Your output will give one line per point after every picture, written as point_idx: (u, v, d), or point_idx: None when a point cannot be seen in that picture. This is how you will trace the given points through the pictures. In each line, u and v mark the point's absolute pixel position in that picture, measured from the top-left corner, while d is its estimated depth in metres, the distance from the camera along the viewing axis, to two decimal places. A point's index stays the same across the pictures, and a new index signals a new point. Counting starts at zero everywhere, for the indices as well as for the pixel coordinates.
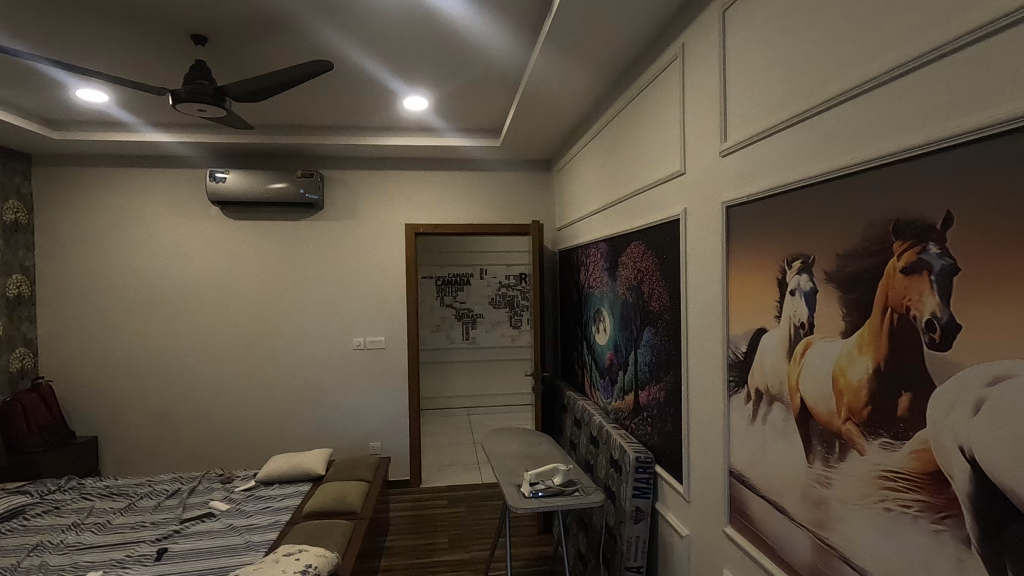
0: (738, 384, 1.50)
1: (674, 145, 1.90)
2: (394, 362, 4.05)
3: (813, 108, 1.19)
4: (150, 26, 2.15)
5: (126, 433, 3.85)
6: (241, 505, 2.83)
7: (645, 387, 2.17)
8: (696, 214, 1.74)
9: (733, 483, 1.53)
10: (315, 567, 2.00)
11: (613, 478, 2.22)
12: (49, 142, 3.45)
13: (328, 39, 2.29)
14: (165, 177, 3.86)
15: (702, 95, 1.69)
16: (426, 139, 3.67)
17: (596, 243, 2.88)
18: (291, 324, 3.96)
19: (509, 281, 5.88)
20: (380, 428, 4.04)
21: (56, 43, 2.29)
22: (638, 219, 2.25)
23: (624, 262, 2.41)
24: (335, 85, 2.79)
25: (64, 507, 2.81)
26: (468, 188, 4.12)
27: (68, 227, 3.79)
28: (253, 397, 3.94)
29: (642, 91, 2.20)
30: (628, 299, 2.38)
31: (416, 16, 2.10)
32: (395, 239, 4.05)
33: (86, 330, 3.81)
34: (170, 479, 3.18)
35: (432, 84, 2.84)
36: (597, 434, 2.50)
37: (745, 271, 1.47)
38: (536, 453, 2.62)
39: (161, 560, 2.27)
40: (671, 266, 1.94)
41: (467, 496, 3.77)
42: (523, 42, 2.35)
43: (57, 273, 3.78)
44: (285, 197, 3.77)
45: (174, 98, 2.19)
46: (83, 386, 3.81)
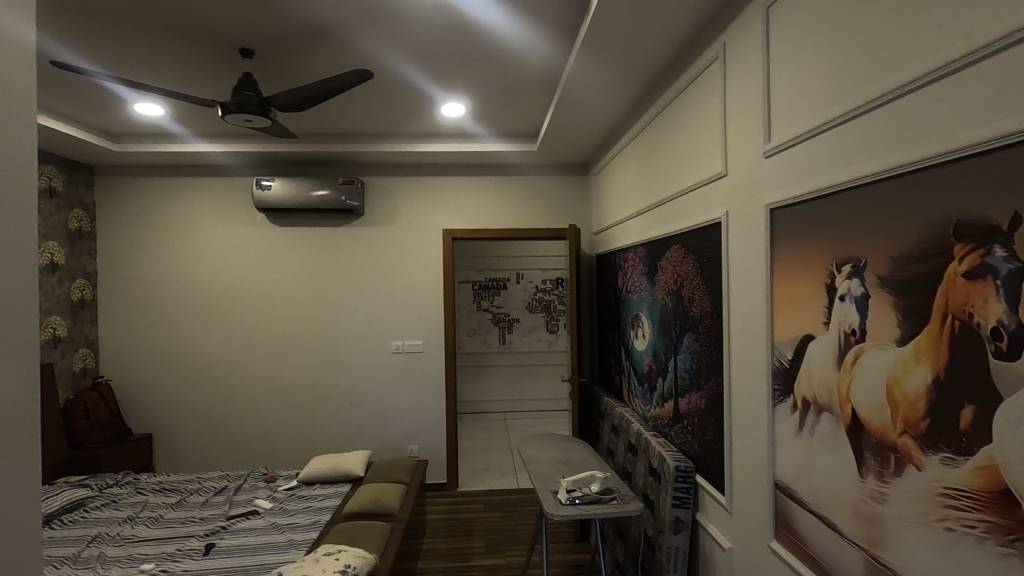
0: (784, 393, 1.44)
1: (715, 148, 1.85)
2: (431, 366, 4.09)
3: (859, 107, 1.14)
4: (201, 41, 2.25)
5: (176, 431, 4.02)
6: (285, 504, 2.90)
7: (685, 394, 2.12)
8: (739, 216, 1.69)
9: (778, 496, 1.47)
10: (354, 567, 2.03)
11: (651, 487, 2.17)
12: (110, 154, 3.65)
13: (369, 48, 2.34)
14: (214, 185, 4.02)
15: (743, 95, 1.65)
16: (463, 145, 3.70)
17: (634, 248, 2.84)
18: (332, 327, 4.06)
19: (546, 286, 5.87)
20: (417, 430, 4.08)
21: (116, 60, 2.42)
22: (678, 223, 2.21)
23: (663, 267, 2.37)
24: (375, 93, 2.84)
25: (121, 501, 2.95)
26: (504, 193, 4.13)
27: (127, 234, 3.99)
28: (295, 398, 4.05)
29: (680, 93, 2.16)
30: (667, 304, 2.33)
31: (452, 23, 2.13)
32: (432, 244, 4.10)
33: (142, 333, 4.00)
34: (218, 477, 3.29)
35: (468, 90, 2.86)
36: (636, 441, 2.46)
37: (790, 276, 1.42)
38: (573, 460, 2.59)
39: (209, 555, 2.36)
40: (712, 271, 1.89)
41: (504, 501, 3.77)
42: (559, 46, 2.35)
43: (116, 278, 3.99)
44: (327, 204, 3.87)
45: (223, 108, 2.28)
46: (138, 385, 4.00)
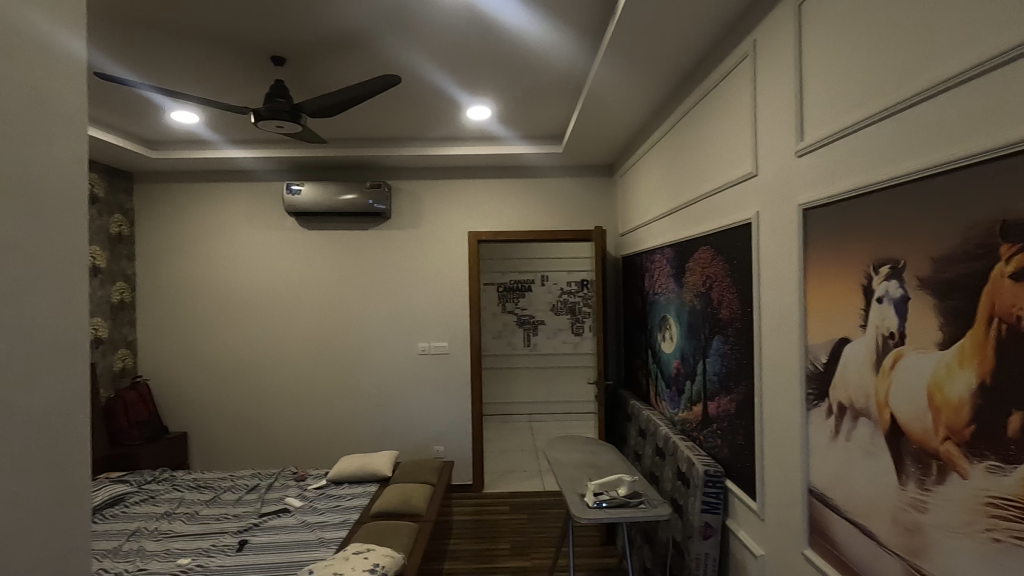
0: (818, 398, 1.41)
1: (745, 148, 1.82)
2: (457, 368, 4.11)
3: (897, 104, 1.11)
4: (235, 50, 2.31)
5: (209, 429, 4.12)
6: (314, 502, 2.95)
7: (714, 398, 2.08)
8: (770, 217, 1.66)
9: (813, 502, 1.44)
10: (382, 566, 2.05)
11: (680, 491, 2.14)
12: (148, 161, 3.77)
13: (397, 54, 2.38)
14: (246, 190, 4.13)
15: (774, 94, 1.63)
16: (488, 147, 3.72)
17: (661, 249, 2.82)
18: (359, 329, 4.12)
19: (571, 288, 5.85)
20: (443, 431, 4.11)
21: (154, 70, 2.51)
22: (706, 223, 2.18)
23: (691, 269, 2.34)
24: (402, 98, 2.88)
25: (158, 497, 3.04)
26: (529, 195, 4.13)
27: (163, 239, 4.12)
28: (324, 398, 4.12)
29: (709, 92, 2.13)
30: (695, 306, 2.30)
31: (479, 28, 2.14)
32: (458, 246, 4.13)
33: (178, 334, 4.12)
34: (250, 475, 3.37)
35: (494, 93, 2.88)
36: (663, 445, 2.43)
37: (824, 278, 1.38)
38: (599, 463, 2.57)
39: (242, 551, 2.41)
40: (742, 272, 1.86)
41: (530, 504, 3.76)
42: (585, 48, 2.35)
43: (153, 280, 4.13)
44: (355, 207, 3.92)
45: (255, 115, 2.33)
46: (174, 385, 4.12)
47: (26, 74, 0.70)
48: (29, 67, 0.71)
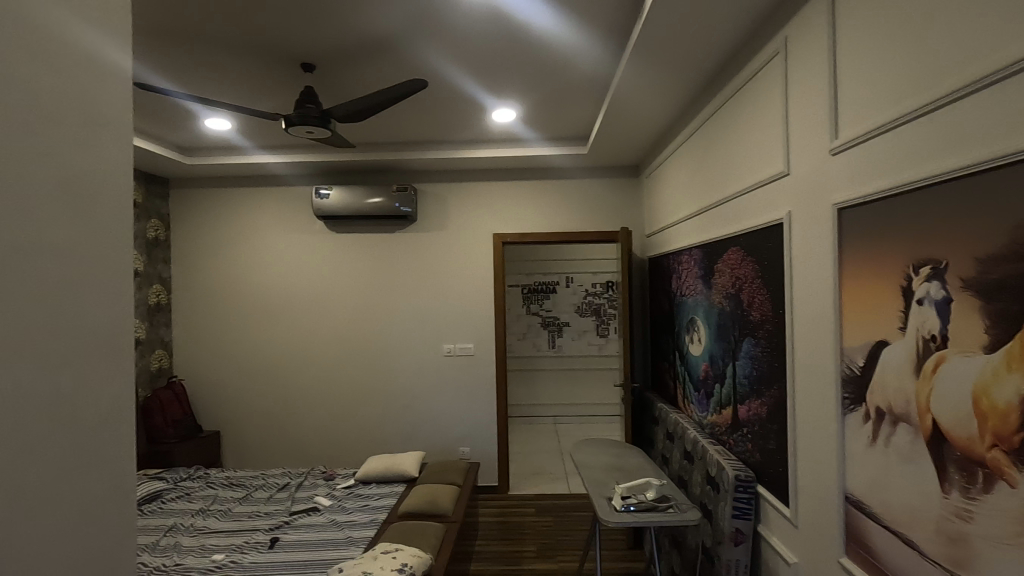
0: (854, 402, 1.37)
1: (777, 146, 1.78)
2: (481, 370, 4.12)
3: (937, 99, 1.08)
4: (267, 58, 2.37)
5: (241, 428, 4.22)
6: (343, 501, 3.00)
7: (745, 401, 2.05)
8: (802, 217, 1.63)
9: (849, 510, 1.40)
10: (410, 566, 2.07)
11: (709, 496, 2.11)
12: (183, 167, 3.89)
13: (424, 59, 2.40)
14: (275, 195, 4.21)
15: (807, 92, 1.59)
16: (513, 150, 3.73)
17: (688, 250, 2.78)
18: (386, 331, 4.16)
19: (596, 289, 5.80)
20: (469, 433, 4.12)
21: (189, 79, 2.59)
22: (735, 224, 2.14)
23: (720, 269, 2.30)
24: (428, 102, 2.91)
25: (193, 494, 3.13)
26: (554, 196, 4.13)
27: (197, 242, 4.24)
28: (351, 398, 4.18)
29: (738, 91, 2.10)
30: (725, 308, 2.27)
31: (504, 30, 2.15)
32: (483, 248, 4.14)
33: (211, 335, 4.24)
34: (280, 474, 3.44)
35: (519, 95, 2.88)
36: (692, 449, 2.40)
37: (860, 279, 1.35)
38: (627, 466, 2.55)
39: (274, 548, 2.46)
40: (773, 273, 1.82)
41: (556, 506, 3.75)
42: (611, 49, 2.34)
43: (187, 283, 4.25)
44: (381, 210, 3.97)
45: (286, 121, 2.38)
46: (207, 385, 4.23)
47: (76, 86, 0.73)
48: (80, 79, 0.74)
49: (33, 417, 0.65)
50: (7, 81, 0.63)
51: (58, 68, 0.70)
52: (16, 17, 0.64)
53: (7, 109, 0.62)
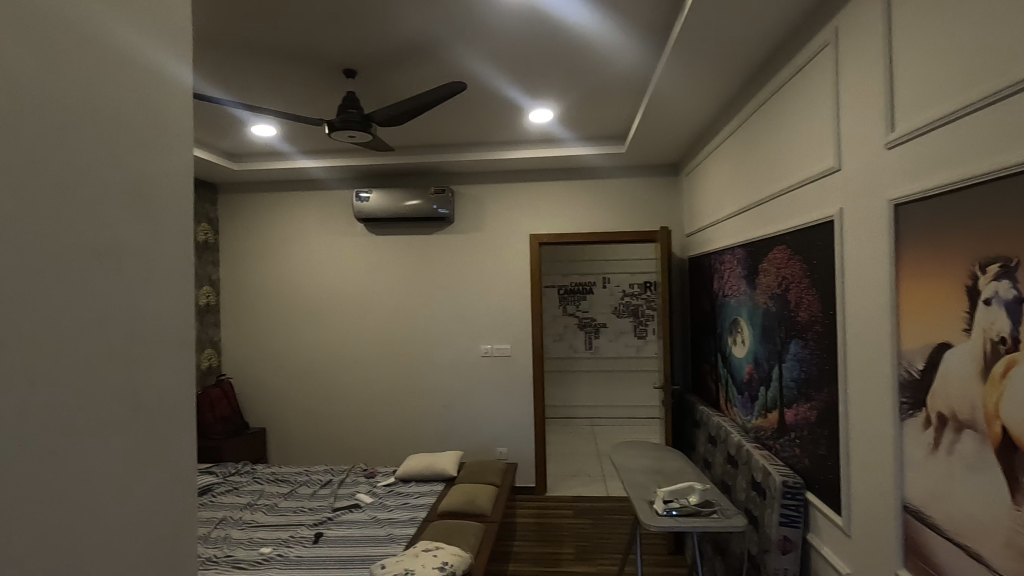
0: (913, 407, 1.31)
1: (827, 140, 1.72)
2: (519, 370, 4.13)
3: (1005, 88, 1.02)
4: (312, 66, 2.43)
5: (285, 426, 4.34)
6: (384, 499, 3.05)
7: (792, 405, 1.98)
8: (854, 214, 1.57)
9: (908, 520, 1.34)
10: (451, 565, 2.09)
11: (755, 502, 2.05)
12: (231, 173, 4.04)
13: (463, 61, 2.43)
14: (318, 199, 4.33)
15: (860, 84, 1.53)
16: (550, 150, 3.72)
17: (731, 250, 2.72)
18: (424, 331, 4.22)
19: (633, 290, 5.73)
20: (506, 434, 4.13)
21: (238, 88, 2.68)
22: (781, 222, 2.08)
23: (765, 269, 2.24)
24: (466, 104, 2.93)
25: (241, 488, 3.24)
26: (591, 196, 4.09)
27: (243, 246, 4.39)
28: (390, 398, 4.25)
29: (784, 85, 2.04)
30: (770, 309, 2.20)
31: (543, 31, 2.16)
32: (520, 249, 4.15)
33: (257, 335, 4.38)
34: (323, 470, 3.53)
35: (556, 96, 2.88)
36: (736, 453, 2.34)
37: (919, 278, 1.29)
38: (668, 470, 2.51)
39: (318, 543, 2.53)
40: (822, 273, 1.76)
41: (594, 509, 3.72)
42: (650, 47, 2.31)
43: (235, 285, 4.40)
44: (420, 212, 4.03)
45: (330, 126, 2.44)
46: (253, 383, 4.37)
47: (140, 95, 0.76)
48: (147, 91, 0.78)
49: (100, 413, 0.68)
50: (76, 90, 0.66)
51: (123, 77, 0.73)
52: (85, 28, 0.68)
53: (76, 116, 0.66)
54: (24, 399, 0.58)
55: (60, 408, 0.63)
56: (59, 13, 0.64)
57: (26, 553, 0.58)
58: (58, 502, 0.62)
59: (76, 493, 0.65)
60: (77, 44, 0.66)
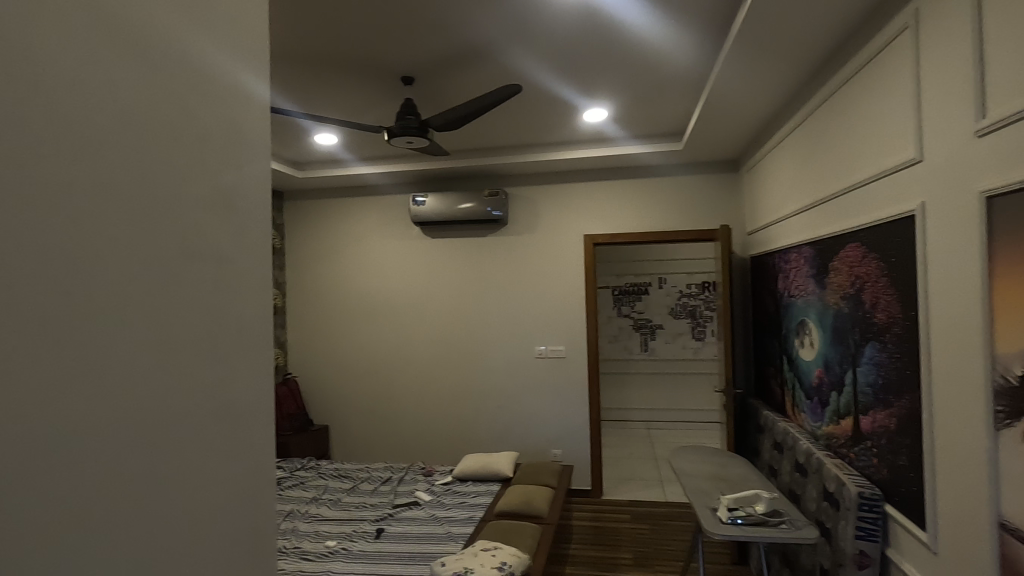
0: (1010, 416, 1.21)
1: (907, 130, 1.62)
2: (573, 372, 4.10)
3: None
4: (371, 75, 2.51)
5: (347, 424, 4.49)
6: (442, 497, 3.10)
7: (868, 412, 1.87)
8: (939, 208, 1.46)
9: (1005, 538, 1.23)
10: (510, 565, 2.10)
11: (827, 513, 1.95)
12: (296, 180, 4.22)
13: (518, 64, 2.44)
14: (376, 203, 4.45)
15: (944, 68, 1.43)
16: (604, 150, 3.68)
17: (798, 248, 2.60)
18: (479, 333, 4.26)
19: (691, 290, 5.58)
20: (561, 436, 4.11)
21: (303, 99, 2.80)
22: (855, 218, 1.97)
23: (836, 268, 2.13)
24: (521, 106, 2.94)
25: (307, 483, 3.38)
26: (647, 195, 4.02)
27: (307, 249, 4.58)
28: (447, 398, 4.32)
29: (858, 72, 1.93)
30: (842, 310, 2.09)
31: (598, 30, 2.13)
32: (574, 250, 4.12)
33: (320, 336, 4.55)
34: (384, 468, 3.62)
35: (611, 95, 2.84)
36: (805, 461, 2.23)
37: (1016, 277, 1.18)
38: (731, 477, 2.42)
39: (380, 539, 2.60)
40: (902, 271, 1.65)
41: (652, 514, 3.64)
42: (709, 43, 2.25)
43: (300, 288, 4.60)
44: (474, 215, 4.07)
45: (389, 133, 2.51)
46: (317, 382, 4.55)
47: (225, 111, 0.81)
48: (230, 107, 0.83)
49: (185, 414, 0.72)
50: (167, 107, 0.70)
51: (206, 92, 0.78)
52: (174, 47, 0.72)
53: (166, 132, 0.70)
54: (119, 401, 0.62)
55: (149, 409, 0.66)
56: (158, 39, 0.69)
57: (120, 547, 0.62)
58: (146, 497, 0.66)
59: (163, 491, 0.68)
60: (170, 65, 0.71)
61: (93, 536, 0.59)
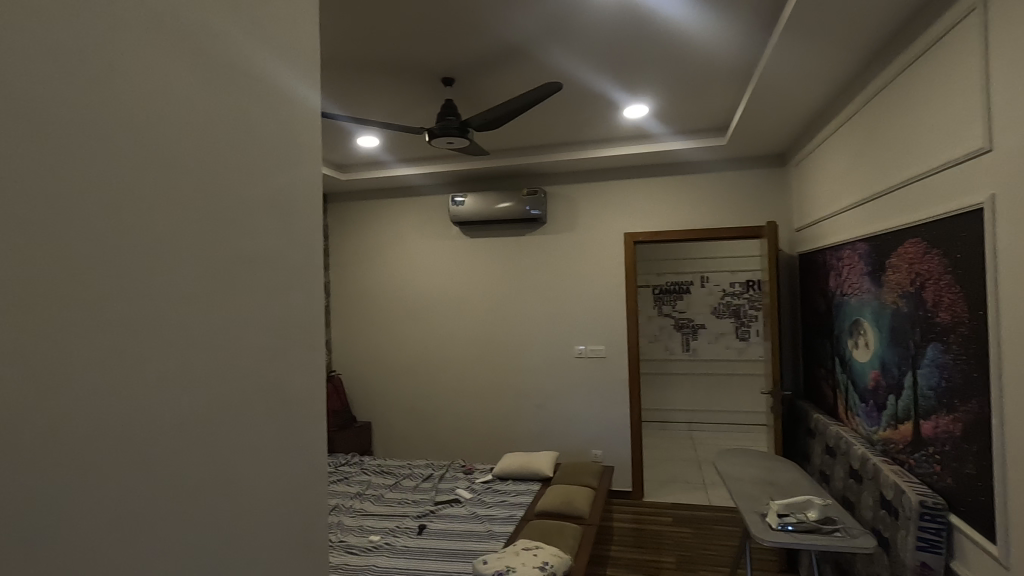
0: None
1: (974, 117, 1.52)
2: (613, 372, 4.05)
3: None
4: (413, 77, 2.54)
5: (388, 422, 4.57)
6: (482, 496, 3.12)
7: (930, 417, 1.78)
8: (1010, 199, 1.37)
9: None
10: (551, 565, 2.09)
11: (886, 523, 1.85)
12: (339, 183, 4.33)
13: (558, 61, 2.42)
14: (416, 204, 4.52)
15: (1015, 50, 1.34)
16: (644, 146, 3.62)
17: (851, 245, 2.49)
18: (518, 332, 4.27)
19: (735, 289, 5.44)
20: (601, 436, 4.07)
21: (345, 102, 2.86)
22: (915, 212, 1.87)
23: (894, 265, 2.03)
24: (561, 104, 2.92)
25: (351, 478, 3.46)
26: (688, 192, 3.93)
27: (350, 250, 4.68)
28: (486, 396, 4.34)
29: (919, 58, 1.83)
30: (900, 309, 1.99)
31: (639, 25, 2.10)
32: (614, 249, 4.07)
33: (362, 335, 4.65)
34: (425, 465, 3.67)
35: (653, 90, 2.79)
36: (860, 467, 2.13)
37: None
38: (780, 481, 2.34)
39: (422, 535, 2.63)
40: (969, 268, 1.56)
41: (696, 518, 3.56)
42: (755, 33, 2.18)
43: (343, 288, 4.71)
44: (513, 214, 4.08)
45: (430, 133, 2.53)
46: (359, 380, 4.65)
47: (278, 116, 0.83)
48: (284, 112, 0.85)
49: (237, 412, 0.73)
50: (225, 112, 0.73)
51: (258, 97, 0.80)
52: (232, 55, 0.75)
53: (223, 137, 0.72)
54: (178, 397, 0.64)
55: (207, 406, 0.68)
56: (217, 48, 0.72)
57: (176, 541, 0.63)
58: (206, 488, 0.68)
59: (217, 488, 0.70)
60: (227, 73, 0.74)
61: (150, 531, 0.60)
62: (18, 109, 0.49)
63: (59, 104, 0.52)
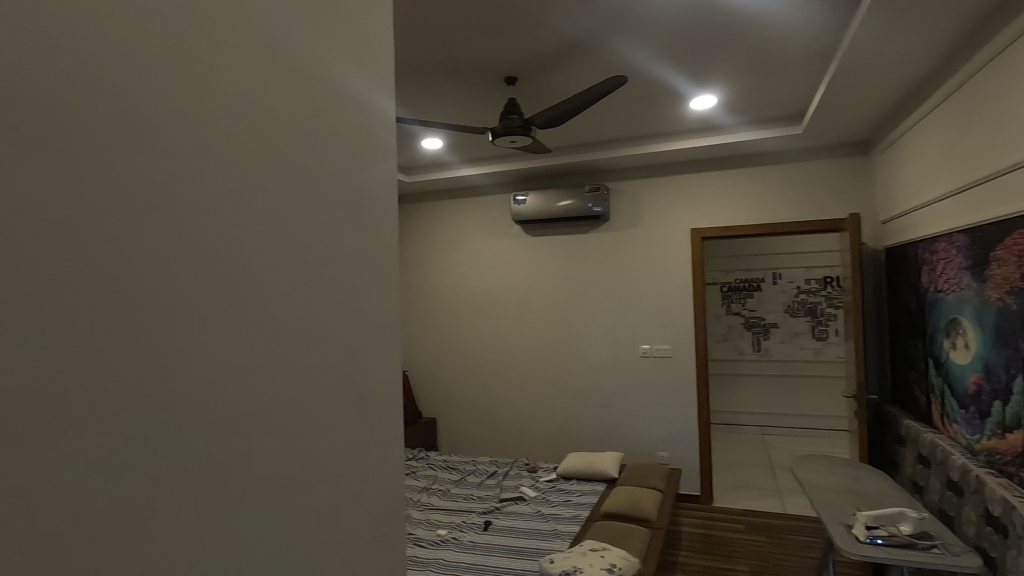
0: None
1: None
2: (679, 372, 3.93)
3: None
4: (475, 77, 2.57)
5: (452, 419, 4.65)
6: (547, 494, 3.12)
7: None
8: None
9: None
10: (619, 567, 2.05)
11: (994, 541, 1.69)
12: (403, 185, 4.45)
13: (622, 54, 2.37)
14: (478, 204, 4.57)
15: None
16: (712, 139, 3.50)
17: (947, 238, 2.29)
18: (580, 330, 4.23)
19: (810, 286, 5.15)
20: (667, 437, 3.96)
21: (411, 105, 2.93)
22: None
23: (1000, 259, 1.85)
24: (625, 98, 2.86)
25: (419, 473, 3.55)
26: (760, 184, 3.76)
27: (414, 250, 4.80)
28: (548, 394, 4.33)
29: None
30: (1007, 307, 1.82)
31: (706, 12, 2.02)
32: (679, 245, 3.95)
33: (426, 333, 4.76)
34: (489, 461, 3.70)
35: (722, 79, 2.68)
36: (960, 479, 1.96)
37: None
38: (867, 490, 2.19)
39: (488, 531, 2.66)
40: None
41: (770, 525, 3.40)
42: (834, 13, 2.05)
43: (407, 287, 4.84)
44: (575, 212, 4.05)
45: (494, 133, 2.55)
46: (424, 377, 4.76)
47: (356, 123, 0.86)
48: (361, 120, 0.88)
49: (319, 408, 0.76)
50: (308, 122, 0.76)
51: (335, 106, 0.82)
52: (314, 66, 0.78)
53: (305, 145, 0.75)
54: (266, 393, 0.68)
55: (292, 402, 0.72)
56: (300, 62, 0.75)
57: (263, 533, 0.66)
58: (291, 480, 0.71)
59: (299, 485, 0.72)
60: (309, 84, 0.77)
61: (242, 523, 0.63)
62: (128, 125, 0.53)
63: (164, 120, 0.56)
